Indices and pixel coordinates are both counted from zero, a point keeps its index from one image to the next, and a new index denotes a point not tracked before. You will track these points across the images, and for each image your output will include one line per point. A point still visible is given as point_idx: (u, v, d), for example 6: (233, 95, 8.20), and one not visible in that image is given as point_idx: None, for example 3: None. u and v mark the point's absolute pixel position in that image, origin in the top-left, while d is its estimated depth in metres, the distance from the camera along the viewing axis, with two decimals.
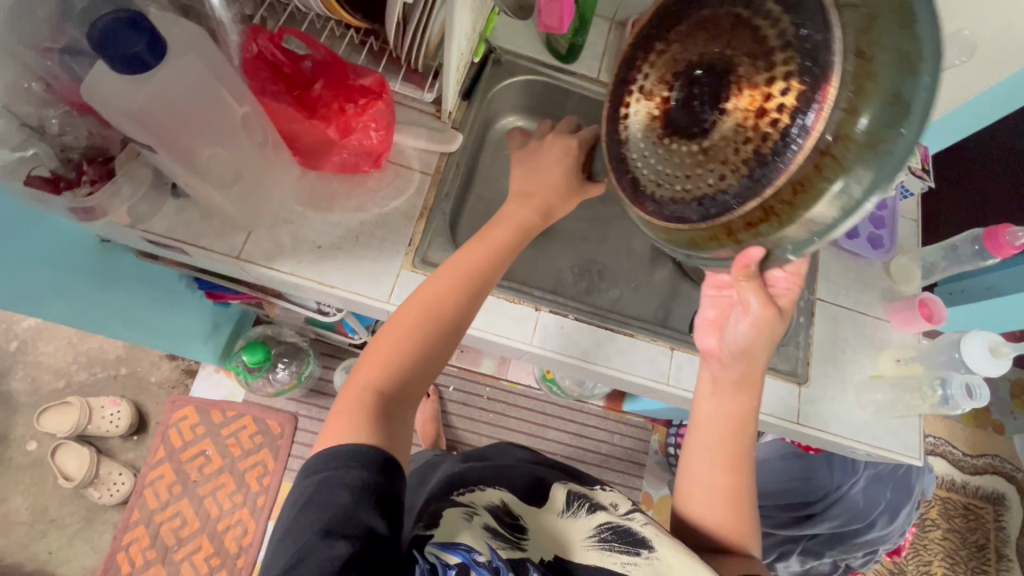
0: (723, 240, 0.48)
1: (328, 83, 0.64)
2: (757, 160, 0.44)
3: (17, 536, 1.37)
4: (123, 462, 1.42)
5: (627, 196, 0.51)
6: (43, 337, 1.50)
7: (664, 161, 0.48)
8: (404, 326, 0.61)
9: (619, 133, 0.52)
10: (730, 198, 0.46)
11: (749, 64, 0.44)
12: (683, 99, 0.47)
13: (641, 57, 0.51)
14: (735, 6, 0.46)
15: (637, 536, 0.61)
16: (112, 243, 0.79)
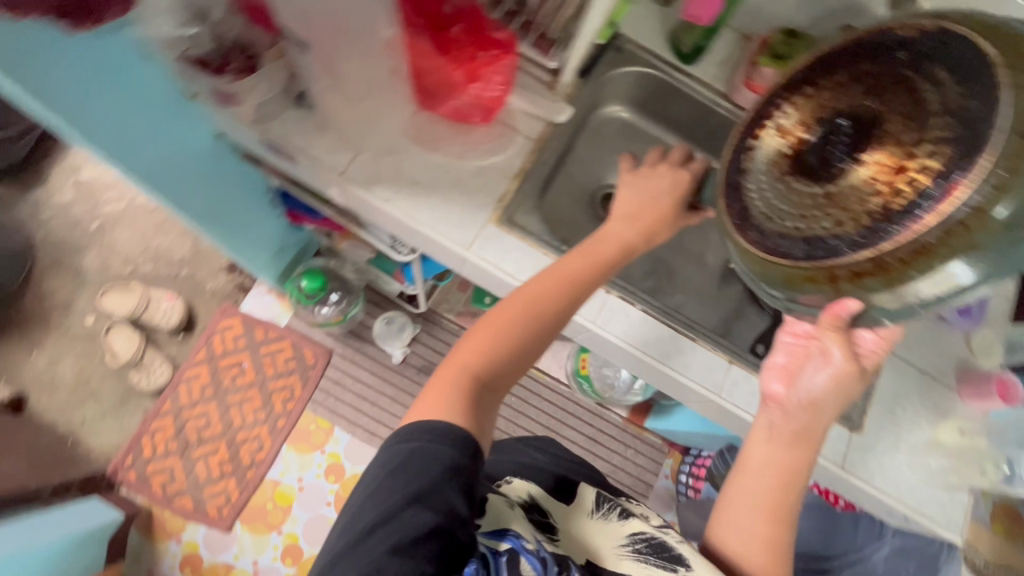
0: (820, 283, 0.48)
1: (466, 29, 0.66)
2: (883, 215, 0.45)
3: (59, 398, 1.46)
4: (165, 355, 1.49)
5: (732, 221, 0.53)
6: (121, 223, 1.60)
7: (782, 197, 0.50)
8: (503, 321, 0.64)
9: (742, 161, 0.53)
10: (841, 244, 0.46)
11: (896, 128, 0.45)
12: (821, 147, 0.48)
13: (786, 96, 0.53)
14: (900, 67, 0.47)
15: (672, 552, 0.62)
16: (223, 140, 0.83)
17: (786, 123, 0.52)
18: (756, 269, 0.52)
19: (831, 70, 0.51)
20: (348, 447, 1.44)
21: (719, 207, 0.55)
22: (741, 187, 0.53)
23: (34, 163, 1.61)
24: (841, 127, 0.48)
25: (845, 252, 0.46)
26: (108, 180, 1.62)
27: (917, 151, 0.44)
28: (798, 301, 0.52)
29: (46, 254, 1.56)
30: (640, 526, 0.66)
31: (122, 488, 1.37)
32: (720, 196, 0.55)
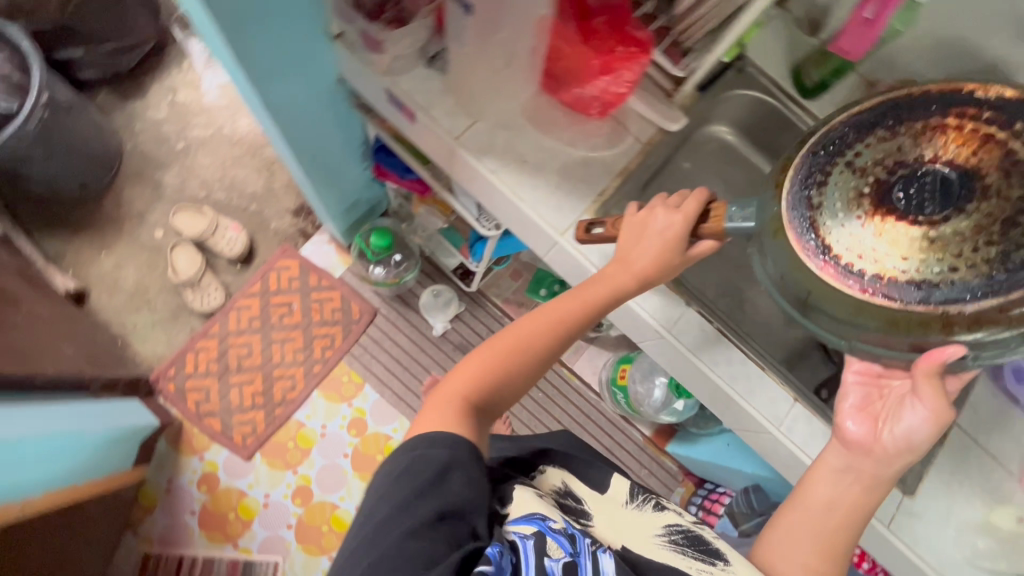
0: (931, 326, 0.47)
1: (609, 22, 0.67)
2: (999, 261, 0.44)
3: (118, 300, 1.53)
4: (222, 281, 1.55)
5: (816, 263, 0.49)
6: (205, 149, 1.66)
7: (874, 239, 0.47)
8: (502, 347, 0.66)
9: (813, 200, 0.50)
10: (949, 290, 0.45)
11: (1001, 177, 0.44)
12: (913, 185, 0.47)
13: (855, 137, 0.51)
14: (985, 116, 0.46)
15: (709, 547, 0.65)
16: (342, 85, 0.86)
17: (864, 156, 0.50)
18: (843, 314, 0.50)
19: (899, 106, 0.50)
20: (375, 407, 1.47)
21: (788, 246, 0.51)
22: (814, 227, 0.49)
23: (137, 76, 1.69)
24: (937, 167, 0.46)
25: (953, 301, 0.45)
26: (201, 106, 1.69)
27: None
28: (885, 342, 0.51)
29: (131, 163, 1.63)
30: (674, 519, 0.69)
31: (160, 397, 1.42)
32: (783, 232, 0.51)
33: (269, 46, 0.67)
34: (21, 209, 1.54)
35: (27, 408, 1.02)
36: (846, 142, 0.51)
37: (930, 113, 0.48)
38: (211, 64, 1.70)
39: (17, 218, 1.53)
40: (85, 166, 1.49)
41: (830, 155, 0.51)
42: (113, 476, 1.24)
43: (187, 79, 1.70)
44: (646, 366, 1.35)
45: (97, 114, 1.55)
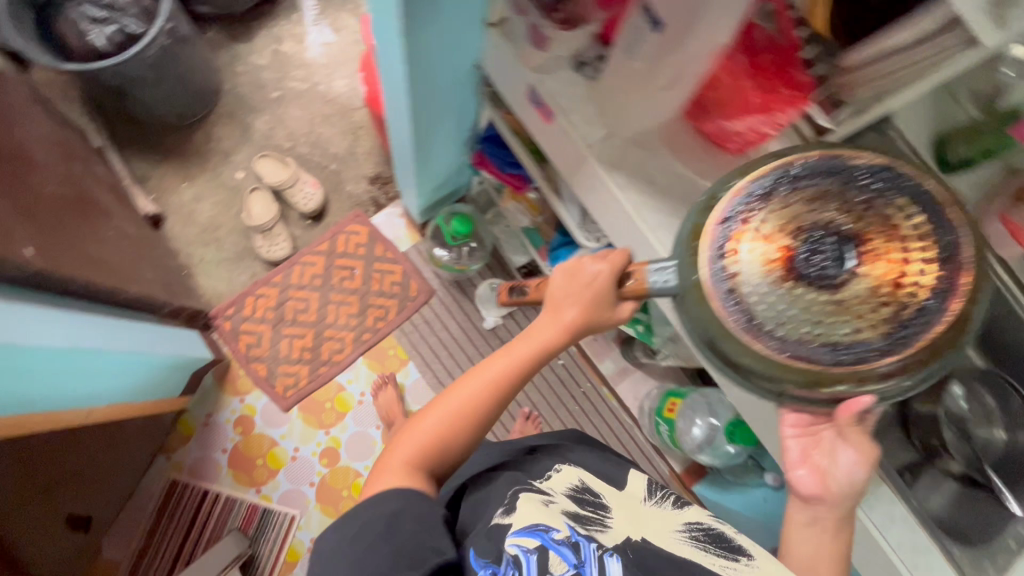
0: (848, 382, 0.51)
1: (778, 61, 0.65)
2: (887, 319, 0.50)
3: (191, 232, 1.57)
4: (291, 233, 1.58)
5: (739, 329, 0.52)
6: (298, 102, 1.69)
7: (790, 305, 0.51)
8: (439, 409, 0.73)
9: (729, 268, 0.52)
10: (853, 346, 0.50)
11: (878, 245, 0.50)
12: (816, 254, 0.51)
13: (756, 203, 0.53)
14: (859, 189, 0.52)
15: (731, 543, 0.65)
16: (476, 70, 0.86)
17: (770, 223, 0.53)
18: (771, 379, 0.53)
19: (789, 174, 0.54)
20: (414, 387, 1.48)
21: (713, 314, 0.53)
22: (736, 293, 0.52)
23: (248, 19, 1.72)
24: (832, 234, 0.51)
25: (860, 361, 0.50)
26: (302, 60, 1.72)
27: (902, 265, 0.50)
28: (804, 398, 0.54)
29: (226, 102, 1.67)
30: (698, 515, 0.69)
31: (215, 333, 1.45)
32: (708, 301, 0.53)
33: (437, 20, 0.66)
34: (117, 127, 1.59)
35: (116, 322, 1.05)
36: (754, 209, 0.53)
37: (814, 184, 0.53)
38: (318, 22, 1.75)
39: (112, 135, 1.58)
40: (186, 98, 1.53)
41: (736, 226, 0.53)
42: (161, 400, 1.26)
43: (294, 32, 1.73)
44: (700, 403, 1.32)
45: (206, 49, 1.58)
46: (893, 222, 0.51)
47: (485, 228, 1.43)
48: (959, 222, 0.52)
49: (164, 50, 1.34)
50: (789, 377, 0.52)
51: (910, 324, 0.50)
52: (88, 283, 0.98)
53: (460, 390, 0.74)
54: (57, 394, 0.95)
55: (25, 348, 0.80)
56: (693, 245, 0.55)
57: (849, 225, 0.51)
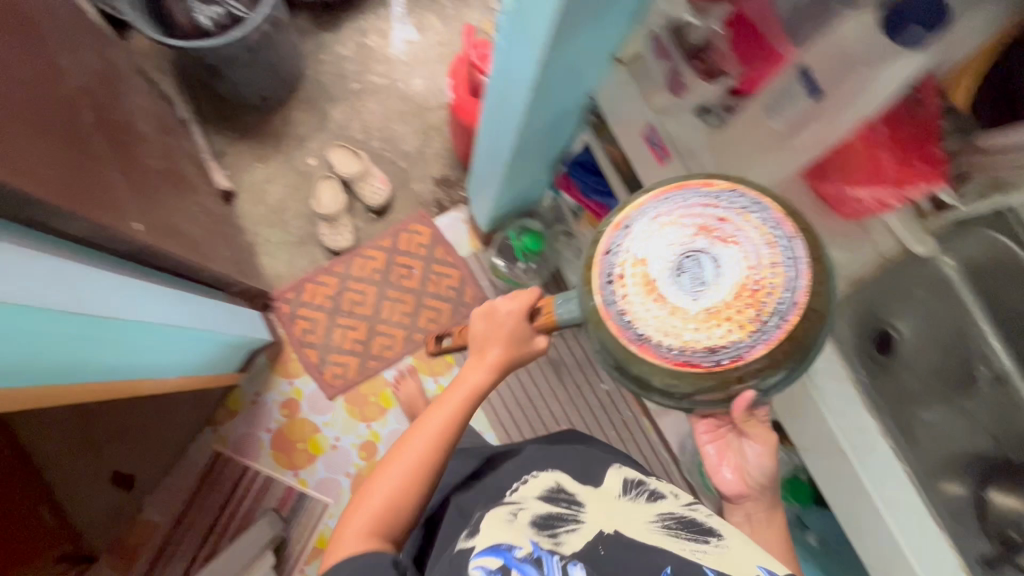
0: (727, 378, 0.57)
1: (918, 135, 0.63)
2: (750, 316, 0.56)
3: (259, 211, 1.61)
4: (354, 225, 1.60)
5: (632, 346, 0.59)
6: (376, 97, 1.72)
7: (667, 316, 0.58)
8: (385, 475, 0.75)
9: (617, 293, 0.60)
10: (730, 348, 0.56)
11: (729, 256, 0.58)
12: (683, 271, 0.58)
13: (629, 231, 0.62)
14: (711, 212, 0.60)
15: (702, 526, 0.67)
16: (586, 103, 0.86)
17: (644, 250, 0.60)
18: (667, 389, 0.59)
19: (656, 205, 0.62)
20: (456, 391, 1.49)
21: (610, 333, 0.60)
22: (625, 314, 0.59)
23: (338, 10, 1.76)
24: (698, 251, 0.59)
25: (728, 360, 0.56)
26: (384, 55, 1.75)
27: (751, 269, 0.57)
28: (697, 400, 0.60)
29: (307, 88, 1.70)
30: (669, 507, 0.71)
31: (272, 314, 1.48)
32: (605, 323, 0.60)
33: (571, 56, 0.66)
34: (201, 103, 1.64)
35: (198, 298, 1.07)
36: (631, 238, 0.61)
37: (670, 206, 0.61)
38: (404, 20, 1.78)
39: (196, 110, 1.62)
40: (272, 82, 1.56)
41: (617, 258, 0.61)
42: (222, 374, 1.30)
43: (379, 27, 1.76)
44: None
45: (296, 36, 1.62)
46: (745, 235, 0.58)
47: (552, 246, 1.44)
48: (800, 233, 0.58)
49: (263, 36, 1.37)
50: (681, 383, 0.58)
51: (767, 318, 0.56)
52: (191, 265, 1.02)
53: (410, 443, 0.77)
54: (144, 365, 0.97)
55: (116, 319, 0.81)
56: (590, 275, 0.63)
57: (705, 243, 0.59)
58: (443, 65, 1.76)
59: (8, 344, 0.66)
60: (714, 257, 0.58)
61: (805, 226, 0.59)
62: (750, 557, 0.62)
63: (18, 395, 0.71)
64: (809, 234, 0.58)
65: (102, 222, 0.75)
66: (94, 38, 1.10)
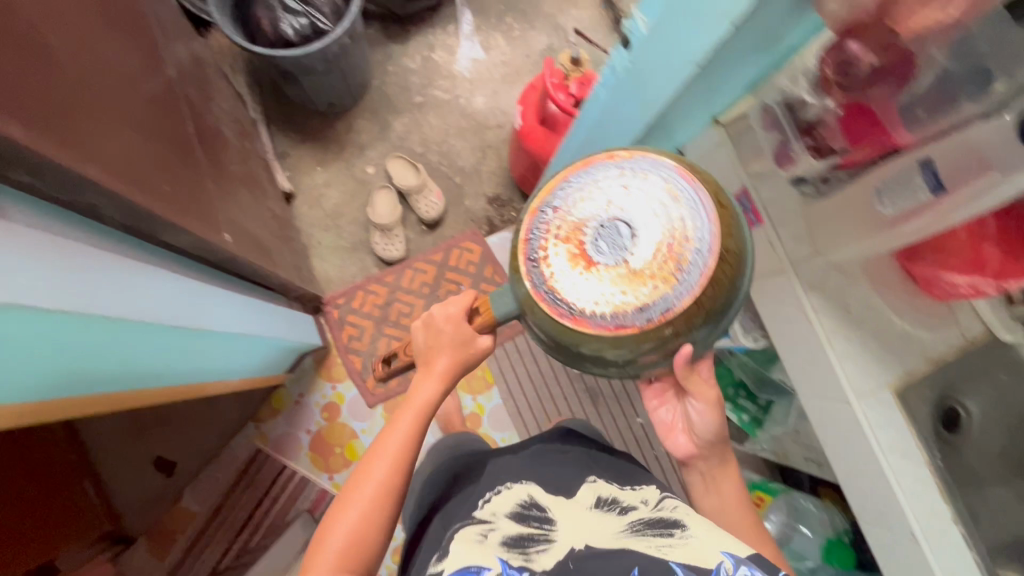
0: (660, 331, 0.62)
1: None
2: (666, 271, 0.62)
3: (316, 214, 1.65)
4: (406, 235, 1.63)
5: (566, 321, 0.63)
6: (437, 111, 1.75)
7: (594, 286, 0.63)
8: (352, 501, 0.74)
9: (546, 274, 0.65)
10: (655, 304, 0.62)
11: (634, 219, 0.64)
12: (599, 243, 0.64)
13: (551, 216, 0.67)
14: (611, 183, 0.66)
15: (669, 523, 0.72)
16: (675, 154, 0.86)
17: (563, 231, 0.65)
18: (603, 354, 0.64)
19: (568, 188, 0.67)
20: (494, 411, 1.51)
21: (552, 315, 0.64)
22: (555, 292, 0.64)
23: (407, 23, 1.79)
24: (614, 220, 0.64)
25: (653, 316, 0.61)
26: (449, 71, 1.77)
27: (652, 225, 0.63)
28: (635, 361, 0.65)
29: (371, 97, 1.74)
30: (639, 514, 0.76)
31: (322, 318, 1.52)
32: (539, 304, 0.65)
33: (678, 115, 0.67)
34: (269, 104, 1.68)
35: (269, 306, 1.09)
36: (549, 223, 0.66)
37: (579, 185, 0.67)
38: (471, 38, 1.80)
39: (264, 110, 1.66)
40: (341, 91, 1.60)
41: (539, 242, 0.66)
42: (272, 374, 1.32)
43: (446, 42, 1.79)
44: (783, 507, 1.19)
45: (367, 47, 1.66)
46: (644, 199, 0.64)
47: None
48: (700, 186, 0.65)
49: (342, 48, 1.41)
50: (617, 346, 0.63)
51: (681, 270, 0.62)
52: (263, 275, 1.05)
53: (371, 470, 0.76)
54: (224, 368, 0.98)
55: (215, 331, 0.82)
56: (517, 264, 0.67)
57: (613, 213, 0.64)
58: (505, 85, 1.79)
59: (126, 358, 0.68)
60: (623, 227, 0.64)
61: (708, 187, 0.65)
62: (712, 545, 0.65)
63: (137, 396, 0.74)
64: (714, 190, 0.65)
65: (205, 237, 0.78)
66: (188, 43, 1.14)
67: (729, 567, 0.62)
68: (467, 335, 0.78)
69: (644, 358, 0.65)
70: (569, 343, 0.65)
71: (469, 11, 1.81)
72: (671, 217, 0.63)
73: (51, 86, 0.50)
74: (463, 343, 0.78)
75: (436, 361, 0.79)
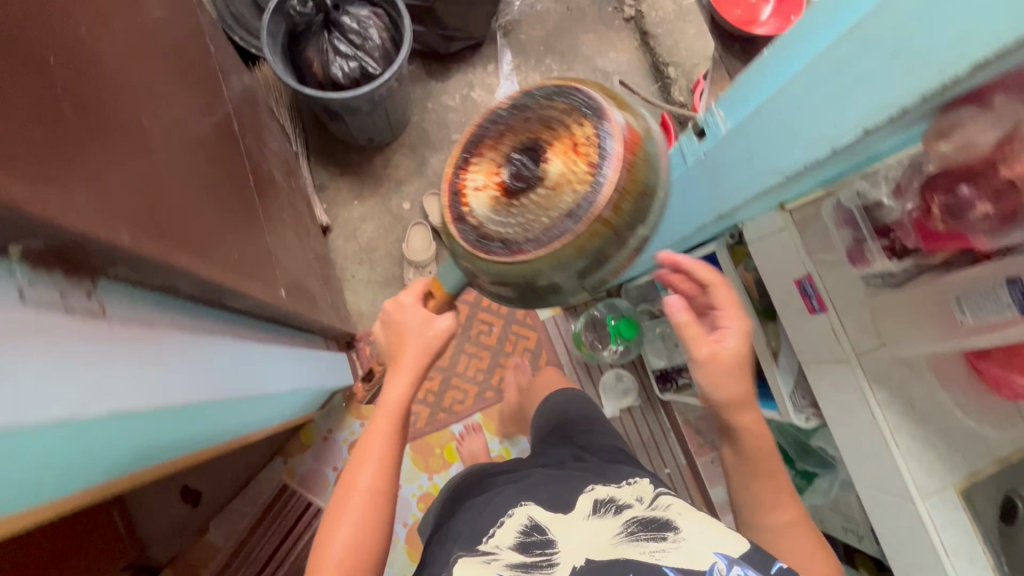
0: (600, 231, 0.54)
1: None
2: (586, 172, 0.54)
3: (352, 248, 1.67)
4: (440, 272, 1.64)
5: (505, 259, 0.56)
6: None
7: (520, 218, 0.56)
8: (344, 509, 0.75)
9: (472, 223, 0.58)
10: (586, 203, 0.54)
11: (542, 137, 0.58)
12: (514, 173, 0.58)
13: (462, 167, 0.61)
14: (514, 116, 0.60)
15: (662, 525, 0.77)
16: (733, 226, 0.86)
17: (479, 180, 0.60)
18: (548, 279, 0.57)
19: (475, 134, 0.62)
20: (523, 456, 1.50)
21: (493, 264, 0.57)
22: (487, 238, 0.57)
23: (448, 60, 1.82)
24: (526, 150, 0.58)
25: (582, 213, 0.53)
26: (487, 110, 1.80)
27: (558, 132, 0.57)
28: (589, 274, 0.58)
29: (410, 133, 1.76)
30: (635, 513, 0.80)
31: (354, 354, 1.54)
32: (477, 256, 0.58)
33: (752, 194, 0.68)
34: (311, 137, 1.71)
35: (310, 351, 1.09)
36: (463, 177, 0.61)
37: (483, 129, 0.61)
38: (510, 77, 1.83)
39: (306, 145, 1.69)
40: (383, 130, 1.62)
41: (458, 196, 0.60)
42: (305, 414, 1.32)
43: (486, 81, 1.82)
44: None
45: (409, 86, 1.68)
46: (548, 114, 0.59)
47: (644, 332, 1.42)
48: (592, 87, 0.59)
49: (389, 91, 1.43)
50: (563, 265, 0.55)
51: (601, 161, 0.54)
52: (308, 324, 1.05)
53: (356, 477, 0.77)
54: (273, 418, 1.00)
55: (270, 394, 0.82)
56: (445, 231, 0.61)
57: (520, 142, 0.59)
58: None
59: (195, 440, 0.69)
60: (534, 148, 0.58)
61: (604, 90, 0.59)
62: (708, 545, 0.72)
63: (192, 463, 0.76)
64: (607, 91, 0.60)
65: (265, 298, 0.78)
66: (245, 88, 1.16)
67: (723, 566, 0.69)
68: (433, 331, 0.80)
69: (597, 270, 0.57)
70: (510, 279, 0.57)
71: (509, 52, 1.84)
72: (579, 117, 0.57)
73: (157, 179, 0.53)
74: (428, 337, 0.80)
75: (402, 358, 0.81)
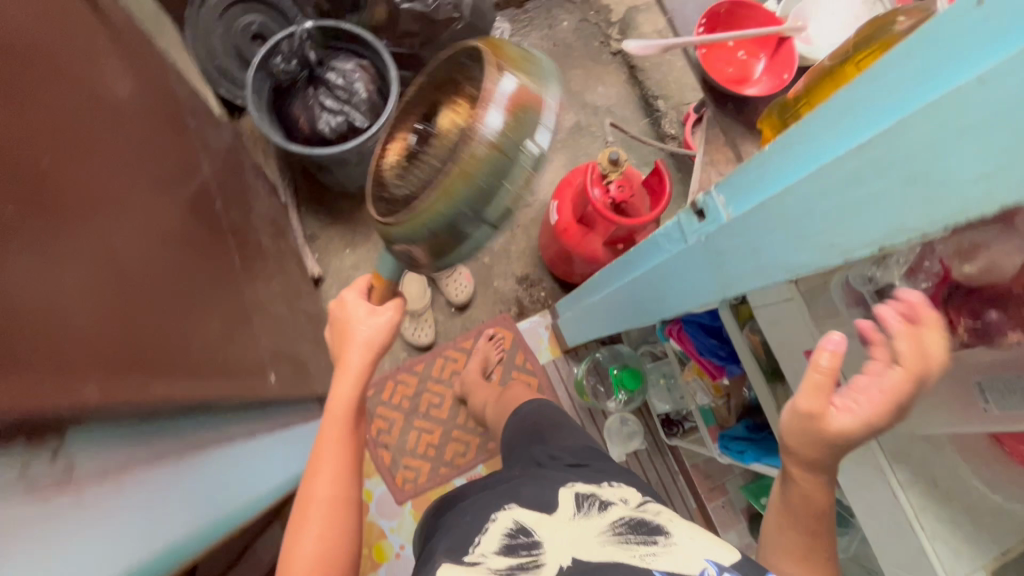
0: (480, 161, 0.53)
1: None
2: (463, 114, 0.56)
3: None
4: (435, 319, 1.62)
5: (403, 215, 0.58)
6: None
7: (416, 177, 0.59)
8: (305, 518, 0.72)
9: (387, 198, 0.62)
10: (463, 140, 0.54)
11: (435, 98, 0.61)
12: (416, 141, 0.61)
13: (380, 153, 0.65)
14: (416, 91, 0.64)
15: (652, 529, 0.71)
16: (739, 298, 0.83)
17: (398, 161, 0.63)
18: (446, 223, 0.56)
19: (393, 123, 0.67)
20: None
21: (396, 224, 0.59)
22: (397, 205, 0.61)
23: None
24: (425, 120, 0.61)
25: (459, 148, 0.54)
26: None
27: (444, 87, 0.61)
28: (489, 209, 0.56)
29: None
30: (622, 514, 0.75)
31: None
32: (388, 221, 0.60)
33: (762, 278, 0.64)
34: (299, 185, 1.68)
35: (299, 433, 1.07)
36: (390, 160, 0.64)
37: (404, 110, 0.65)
38: None
39: (295, 194, 1.66)
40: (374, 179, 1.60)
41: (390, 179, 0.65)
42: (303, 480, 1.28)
43: None
44: None
45: None
46: (441, 79, 0.61)
47: (651, 381, 1.38)
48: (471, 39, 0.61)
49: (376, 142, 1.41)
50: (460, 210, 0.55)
51: (477, 94, 0.55)
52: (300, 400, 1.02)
53: (314, 483, 0.75)
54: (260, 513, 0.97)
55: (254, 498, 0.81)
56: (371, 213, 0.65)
57: (421, 112, 0.62)
58: None
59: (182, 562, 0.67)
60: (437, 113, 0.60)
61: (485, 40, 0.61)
62: (701, 551, 0.66)
63: None
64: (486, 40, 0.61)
65: (249, 387, 0.75)
66: (228, 148, 1.14)
67: (714, 573, 0.62)
68: (377, 325, 0.83)
69: (497, 203, 0.56)
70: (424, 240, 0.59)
71: None
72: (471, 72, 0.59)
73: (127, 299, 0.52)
74: (371, 331, 0.83)
75: (348, 355, 0.83)
